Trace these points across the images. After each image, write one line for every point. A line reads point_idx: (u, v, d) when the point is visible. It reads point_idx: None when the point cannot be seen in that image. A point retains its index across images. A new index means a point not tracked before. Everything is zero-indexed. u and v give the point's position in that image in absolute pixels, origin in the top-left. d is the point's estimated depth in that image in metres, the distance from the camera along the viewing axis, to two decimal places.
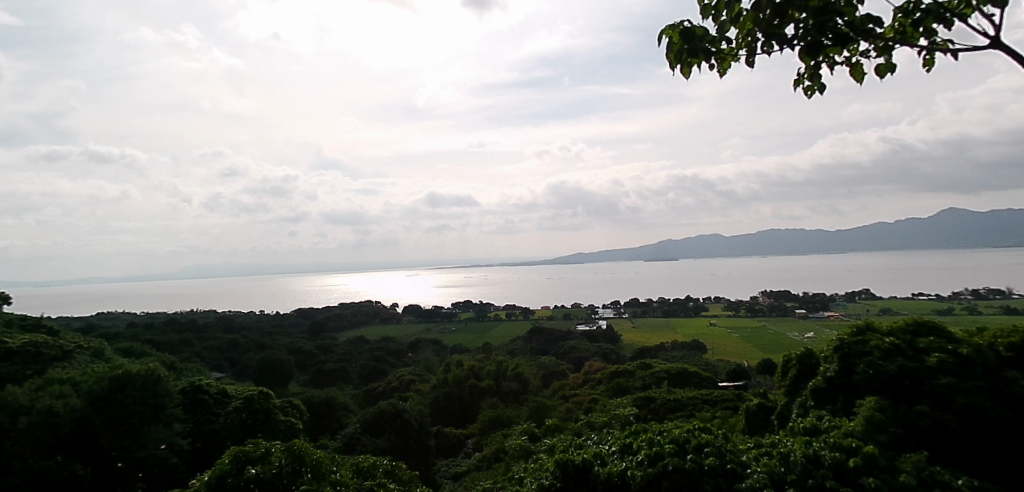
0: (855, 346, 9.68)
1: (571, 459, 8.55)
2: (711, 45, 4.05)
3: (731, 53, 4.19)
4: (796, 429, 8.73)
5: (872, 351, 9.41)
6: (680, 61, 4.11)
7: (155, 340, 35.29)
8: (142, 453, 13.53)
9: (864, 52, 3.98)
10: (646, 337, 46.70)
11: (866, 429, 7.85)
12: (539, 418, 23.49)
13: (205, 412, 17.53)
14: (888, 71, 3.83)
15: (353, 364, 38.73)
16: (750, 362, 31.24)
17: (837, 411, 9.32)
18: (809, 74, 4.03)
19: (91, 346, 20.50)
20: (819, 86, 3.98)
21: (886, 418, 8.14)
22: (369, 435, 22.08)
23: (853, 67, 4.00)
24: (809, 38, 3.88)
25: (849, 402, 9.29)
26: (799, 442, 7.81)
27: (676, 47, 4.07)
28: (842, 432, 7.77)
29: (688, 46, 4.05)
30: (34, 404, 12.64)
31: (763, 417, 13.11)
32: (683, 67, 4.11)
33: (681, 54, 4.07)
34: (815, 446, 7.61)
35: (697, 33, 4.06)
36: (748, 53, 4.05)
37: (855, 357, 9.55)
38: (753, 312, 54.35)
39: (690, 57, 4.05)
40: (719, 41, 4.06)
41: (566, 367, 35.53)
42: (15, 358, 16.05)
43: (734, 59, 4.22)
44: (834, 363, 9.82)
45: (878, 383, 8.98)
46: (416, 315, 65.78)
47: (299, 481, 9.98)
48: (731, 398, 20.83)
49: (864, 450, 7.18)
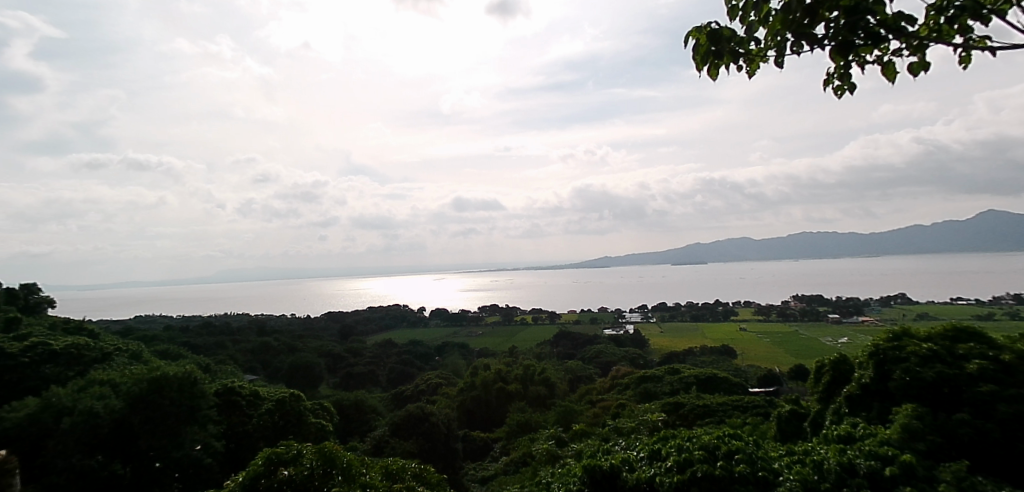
0: (891, 352, 9.46)
1: (599, 464, 8.57)
2: (738, 46, 4.04)
3: (760, 54, 4.17)
4: (830, 436, 8.59)
5: (909, 357, 9.18)
6: (707, 62, 4.10)
7: (192, 343, 36.12)
8: (179, 453, 13.95)
9: (897, 51, 3.92)
10: (673, 342, 46.14)
11: (903, 437, 7.67)
12: (566, 424, 23.39)
13: (239, 414, 18.05)
14: (921, 70, 3.77)
15: (382, 366, 39.15)
16: (782, 367, 30.68)
17: (873, 418, 9.13)
18: (839, 73, 4.01)
19: (129, 348, 21.09)
20: (848, 86, 3.95)
21: (924, 426, 7.94)
22: (397, 438, 22.33)
23: (885, 66, 3.95)
24: (840, 38, 3.84)
25: (885, 409, 9.09)
26: (833, 450, 7.66)
27: (703, 48, 4.06)
28: (878, 441, 7.57)
29: (715, 48, 4.05)
30: (76, 404, 13.14)
31: (796, 425, 12.85)
32: (711, 68, 4.09)
33: (708, 56, 4.06)
34: (850, 454, 7.42)
35: (725, 34, 4.05)
36: (777, 53, 4.02)
37: (892, 364, 9.33)
38: (784, 317, 53.36)
39: (717, 57, 4.04)
40: (747, 42, 4.04)
41: (593, 372, 35.35)
42: (58, 360, 16.58)
43: (763, 59, 4.20)
44: (869, 369, 9.60)
45: (915, 391, 8.77)
46: (443, 318, 66.21)
47: (330, 483, 10.17)
48: (762, 404, 20.52)
49: (901, 459, 7.02)
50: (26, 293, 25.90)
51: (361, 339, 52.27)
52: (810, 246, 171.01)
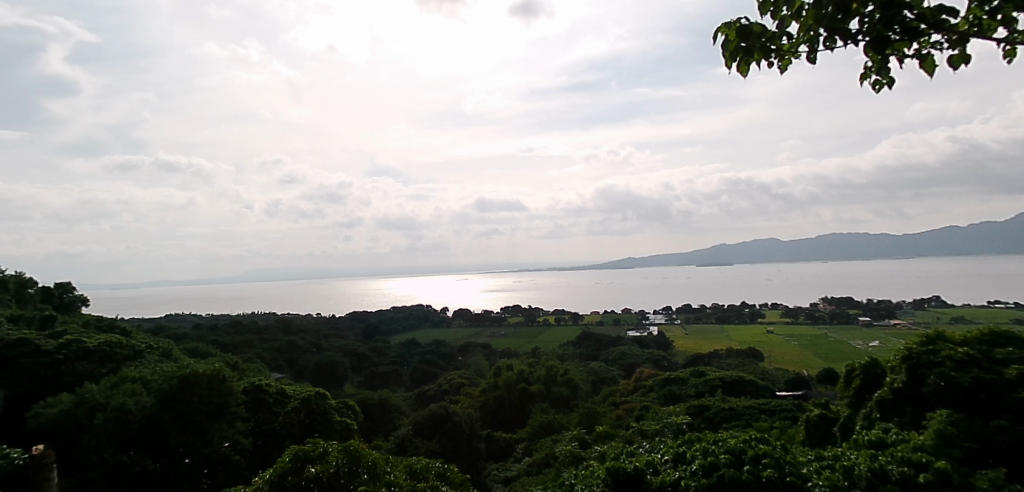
0: (924, 356, 9.22)
1: (622, 466, 8.48)
2: (769, 41, 3.94)
3: (792, 50, 4.06)
4: (861, 441, 8.38)
5: (944, 362, 8.93)
6: (737, 58, 4.00)
7: (219, 341, 36.71)
8: (207, 449, 14.28)
9: (936, 43, 3.79)
10: (698, 344, 45.62)
11: (938, 443, 7.44)
12: (590, 425, 23.26)
13: (266, 412, 18.25)
14: (962, 62, 3.64)
15: (406, 366, 39.38)
16: (811, 371, 30.14)
17: (906, 424, 8.91)
18: (876, 68, 3.89)
19: (160, 346, 21.50)
20: (886, 79, 3.83)
21: (960, 432, 7.70)
22: (421, 437, 22.46)
23: (924, 59, 3.81)
24: (874, 34, 3.73)
25: (918, 415, 8.85)
26: (864, 456, 7.47)
27: (732, 45, 3.96)
28: (911, 447, 7.37)
29: (746, 44, 3.94)
30: (109, 401, 13.41)
31: (825, 429, 12.59)
32: (741, 64, 4.01)
33: (738, 52, 3.97)
34: (881, 460, 7.25)
35: (755, 29, 3.95)
36: (810, 49, 3.91)
37: (925, 368, 9.09)
38: (813, 319, 52.39)
39: (748, 54, 3.95)
40: (779, 37, 3.93)
41: (617, 374, 35.09)
42: (92, 357, 16.92)
43: (795, 56, 4.09)
44: (901, 374, 9.36)
45: (951, 395, 8.53)
46: (466, 319, 66.35)
47: (356, 481, 10.24)
48: (789, 408, 20.17)
49: (936, 465, 6.82)
50: (60, 291, 26.56)
51: (385, 339, 52.64)
52: (838, 247, 167.66)
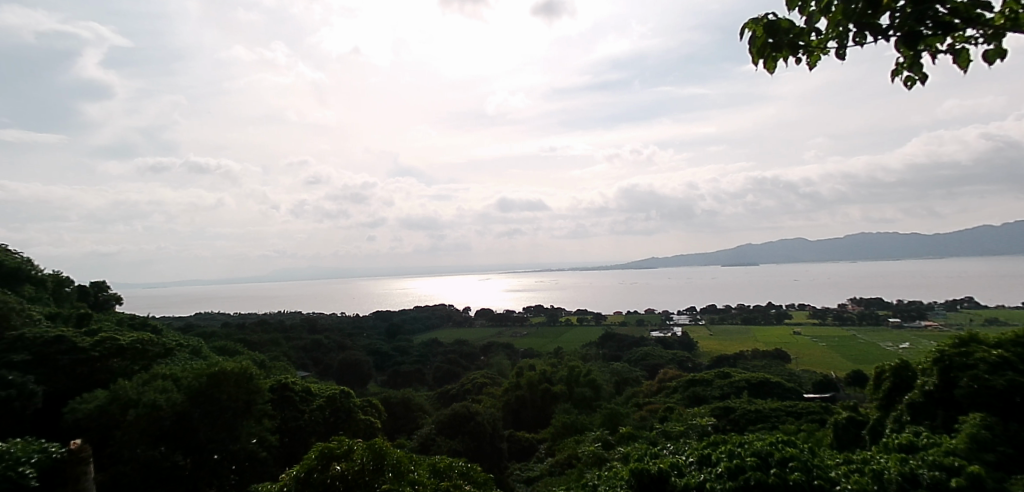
0: (957, 358, 8.99)
1: (646, 468, 8.41)
2: (798, 38, 3.89)
3: (821, 46, 3.99)
4: (890, 445, 8.22)
5: (977, 364, 8.70)
6: (764, 55, 3.96)
7: (247, 339, 37.32)
8: (235, 446, 14.55)
9: (971, 38, 3.70)
10: (722, 345, 45.10)
11: (971, 448, 7.25)
12: (613, 425, 23.15)
13: (292, 409, 18.50)
14: (998, 57, 3.55)
15: (429, 365, 39.62)
16: (839, 373, 29.61)
17: (938, 427, 8.73)
18: (908, 64, 3.81)
19: (190, 344, 21.94)
20: (918, 76, 3.75)
21: (994, 436, 7.48)
22: (444, 436, 22.61)
23: (958, 54, 3.73)
24: (907, 29, 3.64)
25: (951, 419, 8.65)
26: (894, 460, 7.33)
27: (760, 42, 3.91)
28: (943, 451, 7.22)
29: (774, 40, 3.89)
30: (141, 397, 13.71)
31: (854, 432, 12.38)
32: (768, 61, 3.97)
33: (765, 49, 3.92)
34: (912, 464, 7.10)
35: (783, 26, 3.90)
36: (839, 45, 3.85)
37: (958, 371, 8.87)
38: (841, 320, 51.43)
39: (775, 51, 3.91)
40: (807, 33, 3.88)
41: (640, 375, 34.90)
42: (125, 354, 17.28)
43: (824, 52, 4.02)
44: (933, 376, 9.16)
45: (985, 399, 8.31)
46: (488, 318, 66.50)
47: (381, 480, 10.29)
48: (817, 410, 19.85)
49: (969, 470, 6.66)
50: (95, 290, 27.23)
51: (408, 338, 53.00)
52: (866, 247, 164.34)
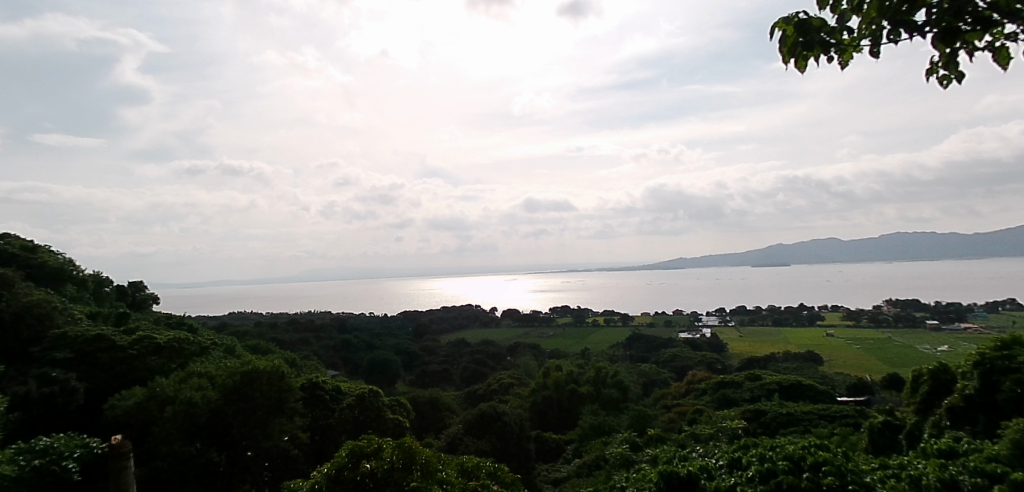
0: (999, 362, 8.73)
1: (675, 471, 8.34)
2: (829, 35, 3.74)
3: (853, 44, 3.82)
4: (929, 450, 8.01)
5: (1020, 368, 8.43)
6: (794, 55, 3.81)
7: (278, 338, 38.03)
8: (268, 443, 14.77)
9: (1010, 34, 3.59)
10: (752, 346, 44.41)
11: (1014, 454, 7.01)
12: (641, 427, 22.94)
13: (322, 408, 18.83)
14: None
15: (456, 365, 39.84)
16: (874, 376, 28.93)
17: (979, 433, 8.46)
18: (945, 62, 3.71)
19: (224, 343, 22.41)
20: (955, 75, 3.65)
21: None
22: (471, 435, 22.75)
23: (996, 51, 3.62)
24: (944, 24, 3.52)
25: (992, 424, 8.40)
26: (932, 466, 7.15)
27: (790, 41, 3.77)
28: (984, 457, 7.01)
29: (805, 38, 3.76)
30: (178, 394, 14.04)
31: (890, 437, 12.08)
32: (799, 61, 3.80)
33: (796, 48, 3.77)
34: (951, 470, 6.92)
35: (813, 24, 3.77)
36: (873, 43, 3.66)
37: (1000, 374, 8.62)
38: (876, 322, 50.17)
39: (806, 49, 3.75)
40: (839, 31, 3.74)
41: (668, 376, 34.58)
42: (162, 353, 17.69)
43: (856, 50, 3.84)
44: (974, 380, 8.91)
45: None
46: (514, 319, 66.62)
47: (410, 478, 10.37)
48: (852, 414, 19.43)
49: (1013, 477, 6.44)
50: (134, 290, 28.01)
51: (434, 338, 53.38)
52: (901, 247, 160.20)
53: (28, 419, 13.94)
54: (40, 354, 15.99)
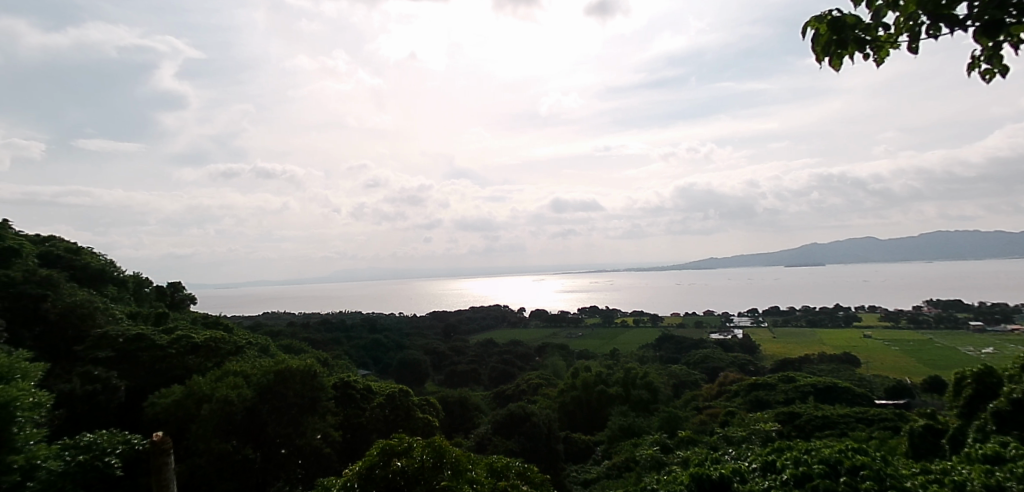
0: None
1: (707, 473, 8.21)
2: (865, 33, 3.56)
3: (890, 40, 3.66)
4: (974, 456, 7.76)
5: None
6: (828, 53, 3.62)
7: (310, 338, 38.68)
8: (301, 441, 15.05)
9: None
10: (786, 348, 43.57)
11: None
12: (672, 429, 22.65)
13: (354, 406, 19.09)
14: None
15: (484, 365, 39.98)
16: (914, 379, 28.15)
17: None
18: (987, 55, 3.56)
19: (258, 342, 22.90)
20: (999, 68, 3.51)
21: None
22: (500, 435, 22.82)
23: None
24: (988, 17, 3.35)
25: None
26: (977, 472, 6.94)
27: (823, 39, 3.58)
28: None
29: (839, 37, 3.57)
30: (214, 392, 14.37)
31: (931, 441, 11.72)
32: (833, 59, 3.62)
33: (830, 46, 3.58)
34: (998, 477, 6.69)
35: (848, 21, 3.58)
36: (911, 39, 3.49)
37: None
38: (916, 323, 48.72)
39: (840, 48, 3.56)
40: (874, 28, 3.56)
41: (699, 377, 34.15)
42: (199, 352, 18.13)
43: (893, 46, 3.68)
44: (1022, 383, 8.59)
45: None
46: (543, 319, 66.60)
47: (440, 477, 10.40)
48: (891, 417, 18.93)
49: None
50: (172, 290, 28.77)
51: (463, 339, 53.67)
52: (941, 246, 155.32)
53: (73, 415, 14.43)
54: (84, 352, 16.60)
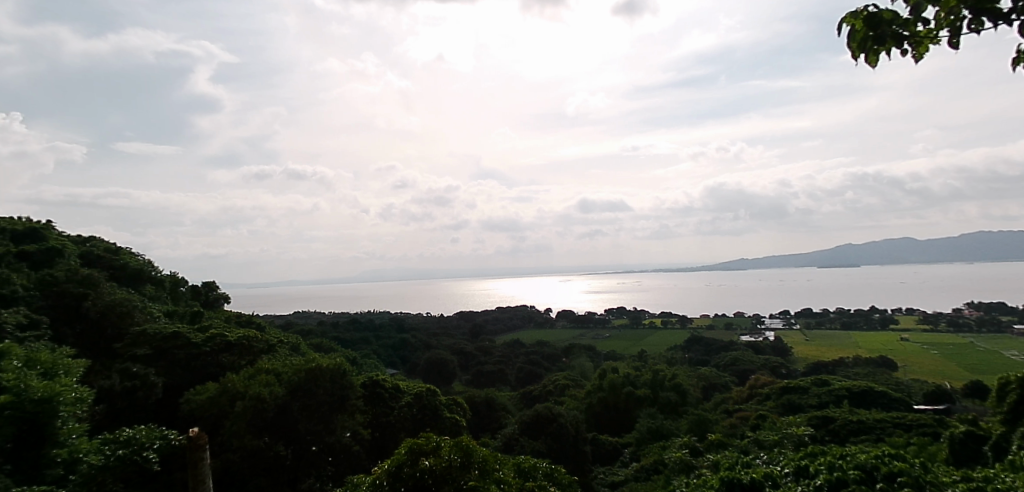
0: None
1: (737, 477, 8.06)
2: (903, 28, 3.42)
3: (930, 35, 3.50)
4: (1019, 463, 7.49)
5: None
6: (864, 49, 3.47)
7: (340, 337, 39.22)
8: (331, 438, 15.26)
9: None
10: (818, 351, 42.67)
11: None
12: (701, 432, 22.35)
13: (383, 405, 19.26)
14: None
15: (511, 366, 40.01)
16: (954, 384, 27.30)
17: None
18: None
19: (290, 341, 23.32)
20: None
21: None
22: (527, 436, 22.82)
23: None
24: None
25: None
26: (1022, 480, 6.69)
27: (859, 35, 3.44)
28: None
29: (876, 32, 3.43)
30: (247, 390, 14.64)
31: (973, 448, 11.34)
32: (870, 56, 3.47)
33: (866, 42, 3.44)
34: None
35: (886, 16, 3.44)
36: (953, 33, 3.34)
37: None
38: (956, 326, 47.21)
39: (878, 43, 3.42)
40: (914, 23, 3.42)
41: (729, 380, 33.67)
42: (232, 350, 18.50)
43: (933, 41, 3.52)
44: None
45: None
46: (570, 320, 66.41)
47: (468, 477, 10.40)
48: (929, 423, 18.40)
49: None
50: (207, 290, 29.41)
51: (490, 339, 53.81)
52: (982, 246, 150.43)
53: (113, 411, 14.82)
54: (123, 350, 17.06)
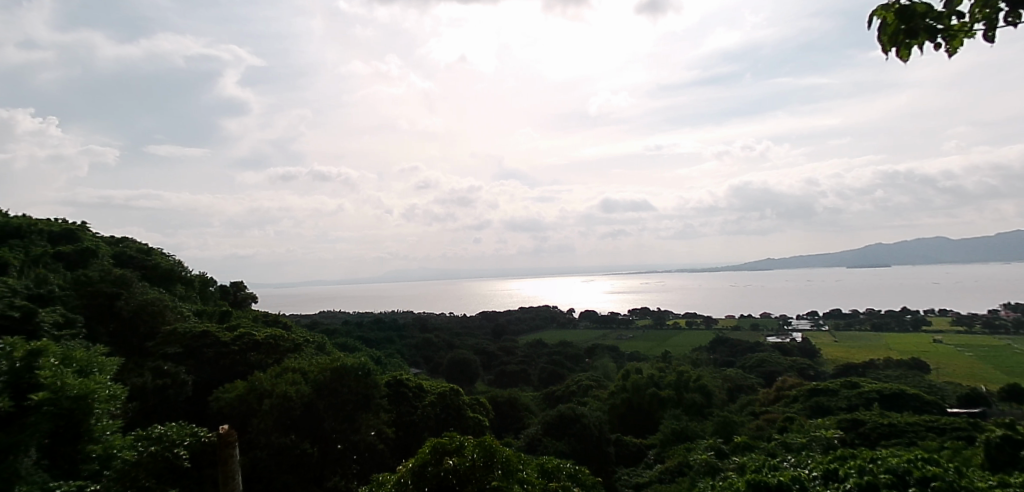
0: None
1: (764, 480, 7.91)
2: (936, 21, 3.34)
3: (964, 28, 3.41)
4: None
5: None
6: (895, 44, 3.40)
7: (364, 337, 39.65)
8: (356, 437, 15.42)
9: None
10: (847, 353, 41.85)
11: None
12: (727, 434, 22.06)
13: (407, 404, 19.40)
14: None
15: (534, 366, 40.02)
16: (989, 387, 26.56)
17: None
18: None
19: (316, 340, 23.67)
20: None
21: None
22: (550, 436, 22.79)
23: None
24: None
25: None
26: None
27: (891, 28, 3.36)
28: None
29: (908, 26, 3.35)
30: (274, 388, 14.95)
31: (1010, 453, 11.01)
32: (901, 50, 3.40)
33: (897, 36, 3.36)
34: None
35: (918, 10, 3.36)
36: (988, 26, 3.24)
37: None
38: (991, 328, 45.88)
39: (910, 37, 3.34)
40: (947, 16, 3.33)
41: (755, 382, 33.23)
42: (260, 349, 18.82)
43: (968, 34, 3.43)
44: None
45: None
46: (592, 320, 66.23)
47: (491, 477, 10.37)
48: (964, 427, 17.91)
49: None
50: (235, 290, 29.94)
51: (512, 339, 53.90)
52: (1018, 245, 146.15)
53: (145, 408, 15.12)
54: (155, 348, 17.46)
